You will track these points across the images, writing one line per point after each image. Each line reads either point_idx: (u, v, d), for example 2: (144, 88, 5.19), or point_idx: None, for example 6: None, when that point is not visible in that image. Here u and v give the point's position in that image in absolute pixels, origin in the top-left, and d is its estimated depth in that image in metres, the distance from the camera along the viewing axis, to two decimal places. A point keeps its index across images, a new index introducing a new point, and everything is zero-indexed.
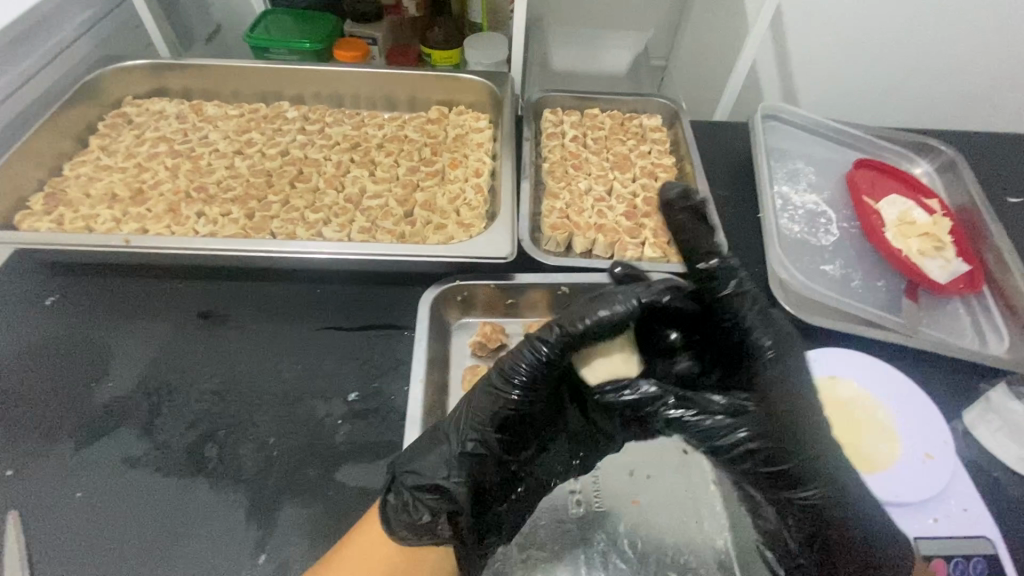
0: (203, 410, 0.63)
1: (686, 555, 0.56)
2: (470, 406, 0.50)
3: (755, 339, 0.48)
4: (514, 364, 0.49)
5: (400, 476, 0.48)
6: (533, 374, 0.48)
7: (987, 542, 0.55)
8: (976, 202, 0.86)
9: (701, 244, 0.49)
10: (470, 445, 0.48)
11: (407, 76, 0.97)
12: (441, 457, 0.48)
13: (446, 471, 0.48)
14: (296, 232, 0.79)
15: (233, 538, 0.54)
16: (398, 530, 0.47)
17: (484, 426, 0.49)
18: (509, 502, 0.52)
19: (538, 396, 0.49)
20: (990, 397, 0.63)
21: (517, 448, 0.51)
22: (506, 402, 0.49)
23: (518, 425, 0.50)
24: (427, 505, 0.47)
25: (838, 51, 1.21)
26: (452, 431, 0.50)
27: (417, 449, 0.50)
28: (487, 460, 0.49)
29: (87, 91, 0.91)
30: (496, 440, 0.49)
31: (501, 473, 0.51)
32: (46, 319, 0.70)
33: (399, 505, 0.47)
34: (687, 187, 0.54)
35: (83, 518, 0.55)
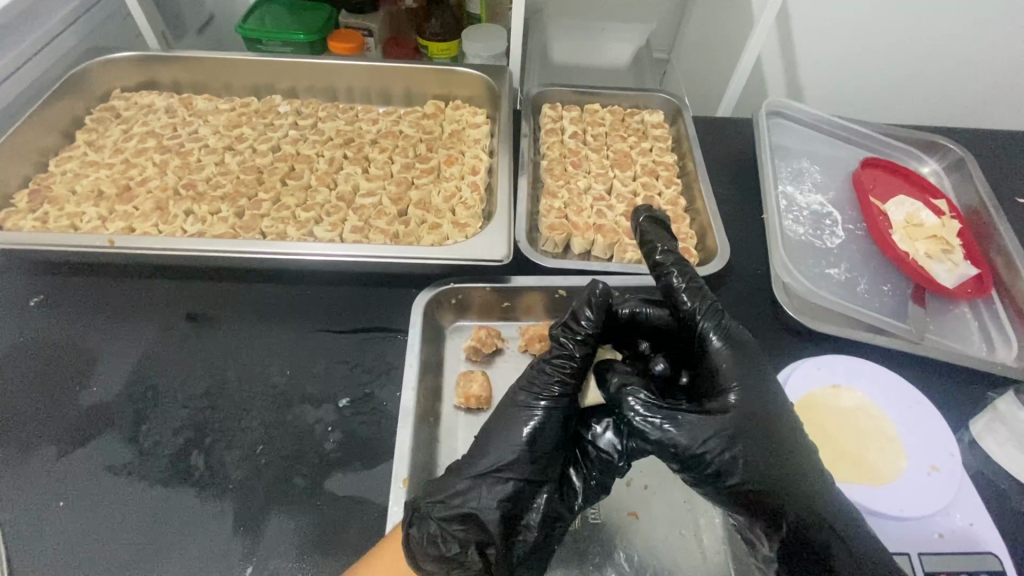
0: (190, 416, 0.61)
1: (683, 570, 0.54)
2: (500, 429, 0.50)
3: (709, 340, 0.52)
4: (538, 383, 0.52)
5: (423, 506, 0.47)
6: (557, 393, 0.51)
7: (994, 558, 0.53)
8: (985, 203, 0.84)
9: (662, 256, 0.57)
10: (502, 470, 0.49)
11: (403, 70, 0.94)
12: (470, 484, 0.48)
13: (474, 500, 0.48)
14: (287, 232, 0.77)
15: (219, 549, 0.53)
16: (423, 562, 0.46)
17: (514, 450, 0.49)
18: (546, 535, 0.49)
19: (565, 416, 0.51)
20: (997, 408, 0.62)
21: (549, 474, 0.50)
22: (527, 425, 0.50)
23: (549, 452, 0.50)
24: (456, 535, 0.46)
25: (844, 46, 1.18)
26: (480, 458, 0.50)
27: (441, 480, 0.50)
28: (518, 486, 0.49)
29: (74, 84, 0.89)
30: (526, 464, 0.49)
31: (535, 505, 0.49)
32: (29, 322, 0.68)
33: (424, 537, 0.46)
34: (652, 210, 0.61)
35: (64, 529, 0.54)
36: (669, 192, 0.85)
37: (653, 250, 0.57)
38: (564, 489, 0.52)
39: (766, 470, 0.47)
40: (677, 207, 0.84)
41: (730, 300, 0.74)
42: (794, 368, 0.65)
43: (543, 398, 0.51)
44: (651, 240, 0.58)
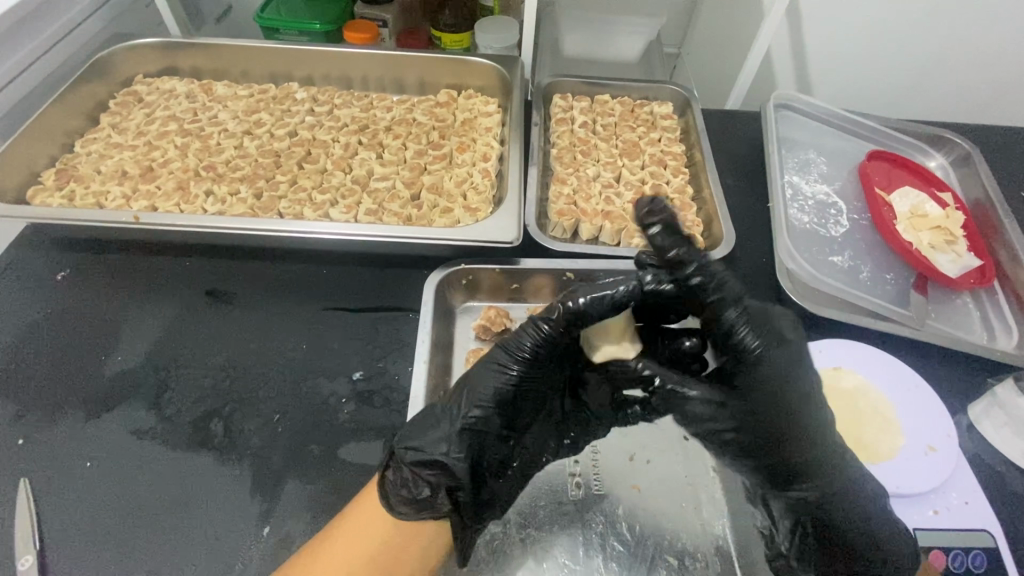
0: (211, 384, 0.64)
1: (683, 540, 0.56)
2: (468, 382, 0.51)
3: (743, 339, 0.49)
4: (514, 347, 0.51)
5: (399, 452, 0.48)
6: (531, 354, 0.51)
7: (986, 535, 0.55)
8: (991, 196, 0.85)
9: (678, 253, 0.47)
10: (471, 421, 0.50)
11: (417, 59, 0.96)
12: (443, 433, 0.49)
13: (445, 447, 0.48)
14: (304, 213, 0.79)
15: (240, 508, 0.55)
16: (396, 504, 0.48)
17: (485, 404, 0.50)
18: (505, 479, 0.54)
19: (541, 375, 0.52)
20: (997, 392, 0.63)
21: (516, 424, 0.53)
22: (497, 385, 0.51)
23: (515, 404, 0.52)
24: (427, 480, 0.47)
25: (855, 41, 1.19)
26: (450, 407, 0.51)
27: (416, 426, 0.50)
28: (485, 434, 0.50)
29: (99, 69, 0.92)
30: (496, 415, 0.51)
31: (500, 450, 0.52)
32: (57, 293, 0.71)
33: (398, 480, 0.48)
34: (658, 196, 0.46)
35: (91, 487, 0.56)
36: (676, 181, 0.87)
37: (663, 247, 0.47)
38: (529, 440, 0.55)
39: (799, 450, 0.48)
40: (684, 196, 0.85)
41: None
42: None
43: (519, 362, 0.51)
44: (662, 246, 0.46)
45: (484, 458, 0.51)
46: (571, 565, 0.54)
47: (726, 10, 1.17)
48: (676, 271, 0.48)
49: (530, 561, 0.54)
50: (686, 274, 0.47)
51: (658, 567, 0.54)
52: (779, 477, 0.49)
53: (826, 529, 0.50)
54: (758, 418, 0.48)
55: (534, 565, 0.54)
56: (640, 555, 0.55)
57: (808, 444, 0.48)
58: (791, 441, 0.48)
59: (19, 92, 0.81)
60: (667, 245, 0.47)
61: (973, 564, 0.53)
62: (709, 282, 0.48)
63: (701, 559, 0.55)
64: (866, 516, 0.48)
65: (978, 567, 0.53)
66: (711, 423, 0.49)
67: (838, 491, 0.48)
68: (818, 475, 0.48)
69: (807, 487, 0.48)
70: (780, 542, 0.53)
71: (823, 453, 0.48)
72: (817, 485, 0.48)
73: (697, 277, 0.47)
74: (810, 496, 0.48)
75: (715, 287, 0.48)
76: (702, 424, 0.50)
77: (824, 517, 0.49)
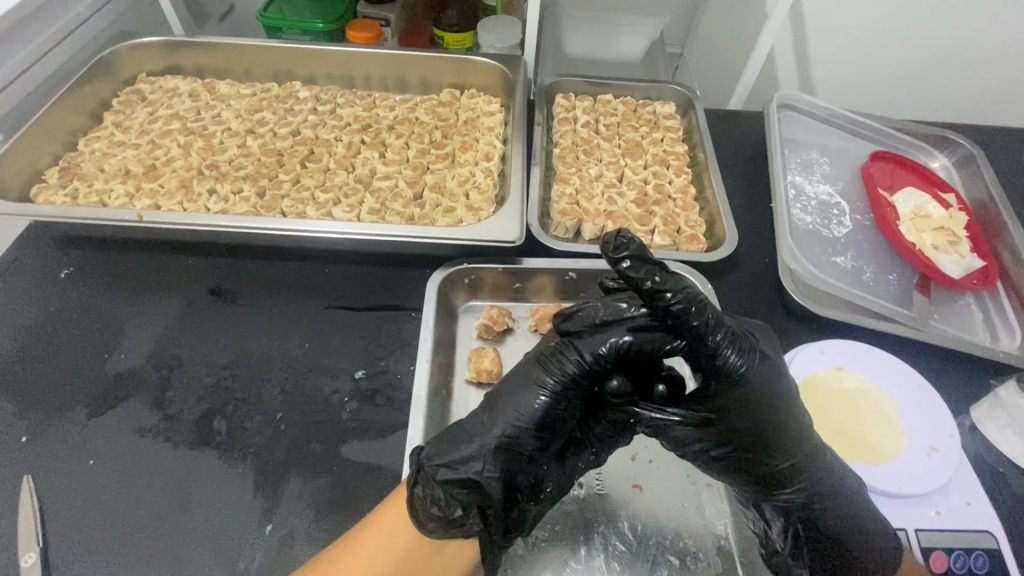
0: (213, 382, 0.64)
1: (685, 540, 0.56)
2: (508, 402, 0.50)
3: (726, 360, 0.47)
4: (552, 365, 0.50)
5: (429, 468, 0.47)
6: (570, 378, 0.50)
7: (989, 536, 0.55)
8: (994, 197, 0.85)
9: (652, 282, 0.46)
10: (505, 439, 0.49)
11: (420, 58, 0.96)
12: (474, 450, 0.48)
13: (478, 465, 0.47)
14: (307, 212, 0.79)
15: (242, 506, 0.55)
16: (426, 521, 0.47)
17: (521, 423, 0.49)
18: (536, 502, 0.51)
19: (575, 399, 0.50)
20: (1000, 394, 0.63)
21: (548, 449, 0.51)
22: (535, 404, 0.50)
23: (555, 428, 0.50)
24: (459, 498, 0.47)
25: (858, 41, 1.18)
26: (484, 426, 0.49)
27: (444, 443, 0.49)
28: (519, 455, 0.49)
29: (102, 68, 0.92)
30: (530, 437, 0.49)
31: (533, 473, 0.50)
32: (60, 291, 0.71)
33: (428, 497, 0.47)
34: (621, 228, 0.46)
35: (94, 485, 0.56)
36: (678, 181, 0.87)
37: (635, 276, 0.46)
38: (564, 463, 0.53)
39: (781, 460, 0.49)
40: (686, 196, 0.85)
41: (735, 285, 0.76)
42: (800, 350, 0.67)
43: (555, 382, 0.50)
44: (635, 277, 0.45)
45: (517, 482, 0.49)
46: (573, 564, 0.54)
47: (728, 10, 1.17)
48: (653, 300, 0.46)
49: (532, 561, 0.54)
50: (663, 300, 0.46)
51: (660, 567, 0.54)
52: (764, 485, 0.50)
53: (812, 534, 0.50)
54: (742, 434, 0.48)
55: (537, 565, 0.54)
56: (643, 554, 0.55)
57: (787, 454, 0.49)
58: (775, 453, 0.49)
59: (23, 90, 0.81)
60: (641, 275, 0.46)
61: (975, 565, 0.53)
62: (687, 306, 0.46)
63: (703, 560, 0.55)
64: (852, 518, 0.49)
65: (979, 569, 0.53)
66: (697, 445, 0.50)
67: (823, 494, 0.49)
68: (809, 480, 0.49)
69: (803, 490, 0.49)
70: (774, 543, 0.52)
71: (802, 461, 0.49)
72: (803, 487, 0.49)
73: (676, 301, 0.46)
74: (791, 501, 0.50)
75: (695, 312, 0.46)
76: (687, 446, 0.50)
77: (811, 519, 0.50)
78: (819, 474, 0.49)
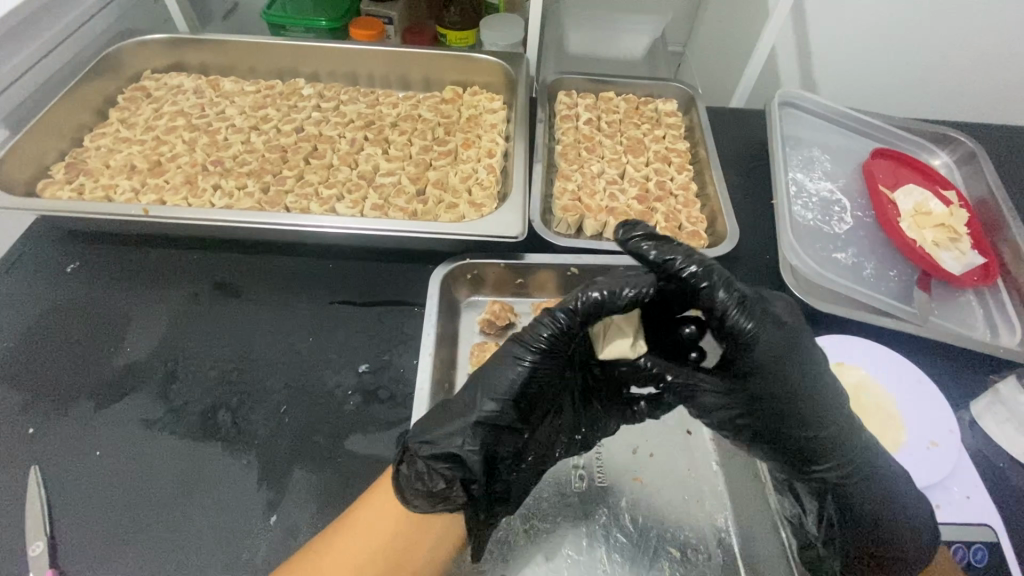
0: (218, 375, 0.64)
1: (686, 533, 0.56)
2: (486, 375, 0.50)
3: (740, 327, 0.46)
4: (532, 336, 0.49)
5: (413, 446, 0.49)
6: (549, 345, 0.48)
7: (989, 529, 0.55)
8: (995, 195, 0.85)
9: (660, 253, 0.48)
10: (485, 414, 0.49)
11: (423, 56, 0.97)
12: (455, 426, 0.49)
13: (459, 441, 0.48)
14: (311, 208, 0.80)
15: (247, 497, 0.56)
16: (413, 499, 0.48)
17: (500, 396, 0.49)
18: (519, 471, 0.53)
19: (555, 366, 0.49)
20: (999, 390, 0.63)
21: (529, 418, 0.51)
22: (515, 374, 0.49)
23: (534, 398, 0.50)
24: (442, 473, 0.47)
25: (860, 39, 1.19)
26: (467, 400, 0.50)
27: (429, 422, 0.50)
28: (500, 428, 0.49)
29: (107, 64, 0.92)
30: (511, 409, 0.49)
31: (515, 443, 0.51)
32: (66, 285, 0.72)
33: (412, 474, 0.48)
34: (634, 218, 0.51)
35: (100, 475, 0.57)
36: (681, 178, 0.87)
37: (646, 253, 0.48)
38: (545, 433, 0.54)
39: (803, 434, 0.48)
40: (689, 193, 0.86)
41: None
42: None
43: (535, 351, 0.49)
44: (646, 250, 0.48)
45: (499, 452, 0.51)
46: (575, 556, 0.55)
47: (731, 8, 1.18)
48: (663, 270, 0.48)
49: (535, 553, 0.55)
50: (675, 270, 0.47)
51: (661, 559, 0.55)
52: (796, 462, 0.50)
53: (842, 514, 0.50)
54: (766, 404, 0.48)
55: (539, 557, 0.54)
56: (643, 546, 0.55)
57: (815, 428, 0.48)
58: (796, 427, 0.48)
59: (29, 86, 0.82)
60: (650, 248, 0.48)
61: (974, 558, 0.53)
62: (697, 272, 0.47)
63: (703, 552, 0.55)
64: (878, 497, 0.49)
65: (979, 562, 0.53)
66: (725, 416, 0.50)
67: (852, 476, 0.49)
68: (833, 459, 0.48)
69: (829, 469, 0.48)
70: (811, 529, 0.54)
71: (834, 436, 0.48)
72: (835, 464, 0.48)
73: (687, 268, 0.47)
74: (825, 481, 0.49)
75: (705, 277, 0.47)
76: (713, 414, 0.51)
77: (843, 500, 0.49)
78: (848, 451, 0.48)
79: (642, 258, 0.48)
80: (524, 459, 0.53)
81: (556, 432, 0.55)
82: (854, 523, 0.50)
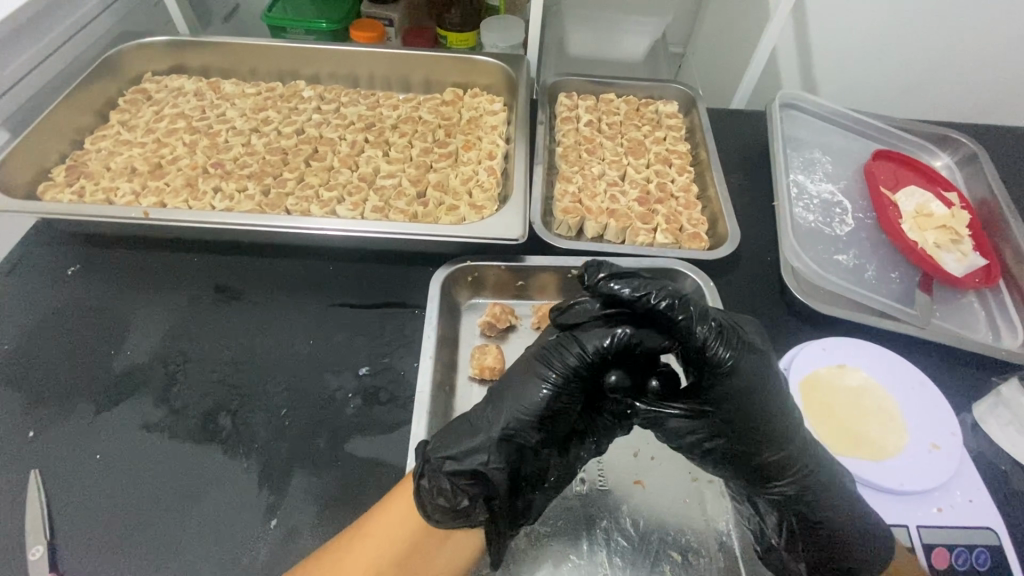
0: (219, 378, 0.64)
1: (687, 536, 0.56)
2: (511, 394, 0.50)
3: (713, 354, 0.47)
4: (555, 359, 0.50)
5: (434, 460, 0.48)
6: (573, 371, 0.49)
7: (990, 533, 0.55)
8: (996, 196, 0.85)
9: (636, 288, 0.48)
10: (509, 433, 0.49)
11: (423, 57, 0.97)
12: (479, 442, 0.49)
13: (483, 457, 0.48)
14: (311, 210, 0.80)
15: (248, 501, 0.56)
16: (433, 512, 0.48)
17: (525, 416, 0.49)
18: (540, 490, 0.52)
19: (578, 392, 0.50)
20: (1002, 392, 0.63)
21: (552, 438, 0.51)
22: (539, 395, 0.49)
23: (558, 419, 0.50)
24: (464, 490, 0.48)
25: (861, 40, 1.18)
26: (490, 418, 0.50)
27: (450, 435, 0.50)
28: (523, 448, 0.49)
29: (108, 67, 0.92)
30: (533, 428, 0.49)
31: (538, 462, 0.51)
32: (67, 288, 0.72)
33: (434, 489, 0.48)
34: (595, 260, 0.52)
35: (101, 478, 0.57)
36: (681, 179, 0.87)
37: (619, 292, 0.49)
38: (568, 452, 0.53)
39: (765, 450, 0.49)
40: (689, 194, 0.86)
41: (737, 283, 0.76)
42: (802, 347, 0.67)
43: (558, 374, 0.49)
44: (618, 288, 0.49)
45: (522, 471, 0.50)
46: (576, 560, 0.55)
47: (731, 10, 1.18)
48: (635, 305, 0.48)
49: (536, 556, 0.54)
50: (648, 303, 0.48)
51: (662, 563, 0.55)
52: (758, 477, 0.50)
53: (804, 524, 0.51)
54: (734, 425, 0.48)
55: (540, 561, 0.54)
56: (645, 550, 0.55)
57: (781, 446, 0.48)
58: (759, 444, 0.48)
59: (30, 89, 0.82)
60: (620, 285, 0.49)
61: (976, 562, 0.53)
62: (672, 303, 0.47)
63: (705, 556, 0.55)
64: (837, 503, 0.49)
65: (981, 565, 0.53)
66: (692, 438, 0.50)
67: (813, 486, 0.49)
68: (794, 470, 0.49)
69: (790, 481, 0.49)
70: (769, 533, 0.53)
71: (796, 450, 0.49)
72: (791, 480, 0.49)
73: (659, 299, 0.47)
74: (785, 493, 0.50)
75: (682, 307, 0.47)
76: (682, 438, 0.50)
77: (804, 511, 0.50)
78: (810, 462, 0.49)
79: (615, 296, 0.49)
80: (546, 475, 0.52)
81: (574, 448, 0.53)
82: (816, 533, 0.50)
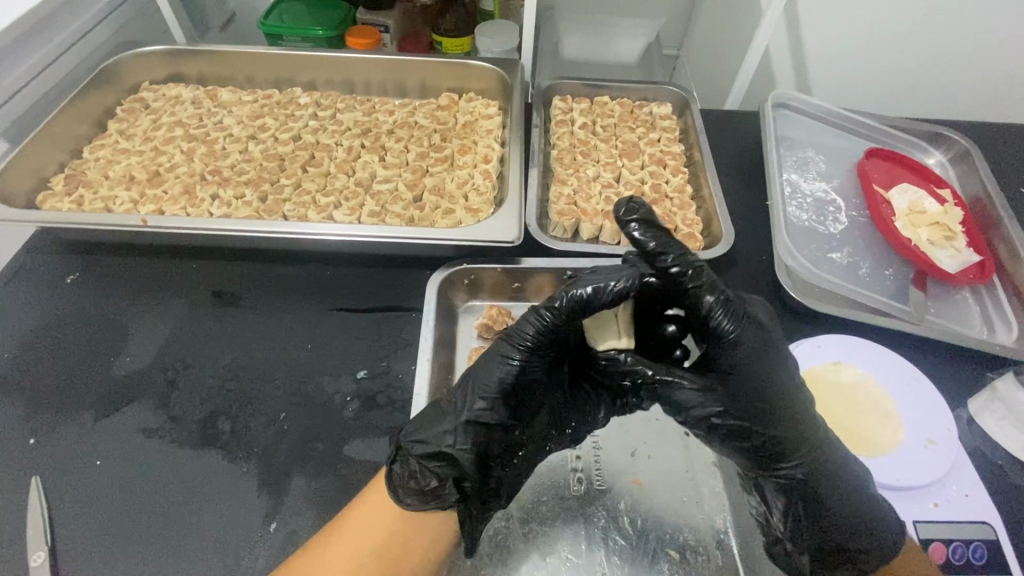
0: (218, 384, 0.65)
1: (684, 535, 0.57)
2: (477, 374, 0.51)
3: (718, 324, 0.48)
4: (516, 334, 0.50)
5: (406, 445, 0.50)
6: (532, 343, 0.49)
7: (987, 528, 0.55)
8: (989, 192, 0.85)
9: (657, 246, 0.49)
10: (476, 412, 0.49)
11: (418, 63, 0.97)
12: (449, 424, 0.50)
13: (450, 439, 0.49)
14: (308, 215, 0.80)
15: (247, 505, 0.56)
16: (405, 496, 0.50)
17: (489, 395, 0.50)
18: (511, 466, 0.52)
19: (541, 363, 0.50)
20: (997, 387, 0.63)
21: (521, 414, 0.51)
22: (502, 373, 0.50)
23: (522, 393, 0.51)
24: (434, 471, 0.49)
25: (854, 40, 1.19)
26: (457, 401, 0.51)
27: (422, 421, 0.51)
28: (490, 424, 0.50)
29: (105, 76, 0.93)
30: (499, 406, 0.50)
31: (505, 439, 0.51)
32: (66, 296, 0.72)
33: (405, 473, 0.50)
34: (633, 196, 0.50)
35: (100, 485, 0.57)
36: (676, 180, 0.88)
37: (641, 241, 0.49)
38: (538, 426, 0.53)
39: (775, 429, 0.49)
40: (684, 195, 0.86)
41: (732, 282, 0.76)
42: (797, 346, 0.67)
43: (522, 347, 0.50)
44: (641, 240, 0.49)
45: (491, 449, 0.50)
46: (573, 559, 0.55)
47: (724, 12, 1.18)
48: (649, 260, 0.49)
49: (534, 556, 0.55)
50: (663, 263, 0.48)
51: (660, 562, 0.55)
52: (765, 458, 0.50)
53: (811, 510, 0.51)
54: (743, 398, 0.49)
55: (538, 560, 0.55)
56: (643, 548, 0.56)
57: (784, 425, 0.49)
58: (768, 425, 0.49)
59: (28, 100, 0.83)
60: (646, 239, 0.49)
61: (973, 556, 0.54)
62: (684, 270, 0.48)
63: (702, 554, 0.55)
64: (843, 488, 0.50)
65: (977, 560, 0.54)
66: (700, 409, 0.50)
67: (818, 471, 0.50)
68: (800, 452, 0.49)
69: (796, 464, 0.50)
70: (775, 525, 0.54)
71: (796, 433, 0.49)
72: (799, 462, 0.50)
73: (673, 263, 0.48)
74: (792, 477, 0.50)
75: (693, 274, 0.48)
76: (689, 411, 0.50)
77: (812, 497, 0.50)
78: (813, 448, 0.50)
79: (637, 245, 0.49)
80: (517, 453, 0.52)
81: (545, 425, 0.54)
82: (823, 521, 0.51)
